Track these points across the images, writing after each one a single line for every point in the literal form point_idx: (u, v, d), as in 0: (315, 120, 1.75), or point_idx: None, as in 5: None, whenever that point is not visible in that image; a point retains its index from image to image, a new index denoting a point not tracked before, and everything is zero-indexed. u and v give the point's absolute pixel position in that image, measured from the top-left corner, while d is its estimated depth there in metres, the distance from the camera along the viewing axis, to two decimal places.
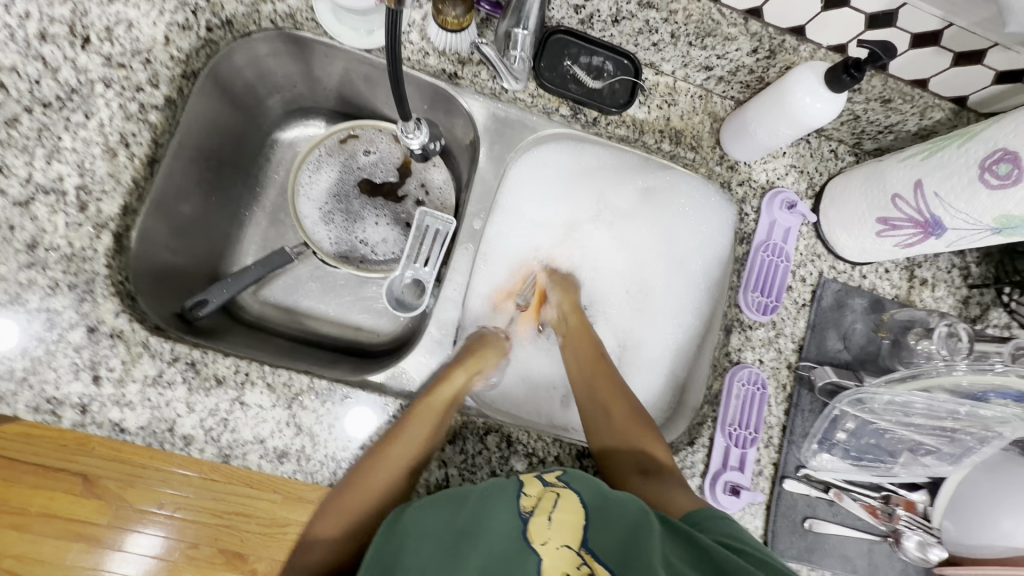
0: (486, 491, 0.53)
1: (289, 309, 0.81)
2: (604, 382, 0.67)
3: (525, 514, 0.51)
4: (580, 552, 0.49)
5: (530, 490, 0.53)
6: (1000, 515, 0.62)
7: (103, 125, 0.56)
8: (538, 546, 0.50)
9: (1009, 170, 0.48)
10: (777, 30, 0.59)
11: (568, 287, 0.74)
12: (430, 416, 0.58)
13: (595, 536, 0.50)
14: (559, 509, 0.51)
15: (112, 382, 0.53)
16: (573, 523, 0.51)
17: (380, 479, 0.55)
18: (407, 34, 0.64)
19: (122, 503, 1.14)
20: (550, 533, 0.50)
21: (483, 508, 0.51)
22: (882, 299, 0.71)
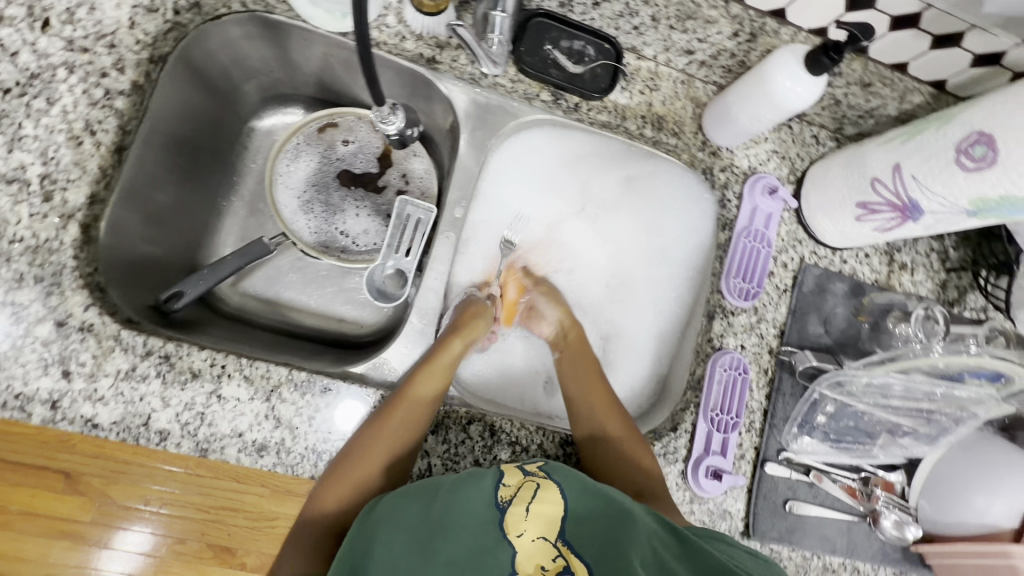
0: (466, 482, 0.53)
1: (270, 301, 0.80)
2: (600, 398, 0.65)
3: (503, 505, 0.51)
4: (557, 544, 0.49)
5: (508, 480, 0.53)
6: (974, 493, 0.63)
7: (67, 112, 0.54)
8: (514, 538, 0.49)
9: (983, 153, 0.48)
10: (757, 12, 0.59)
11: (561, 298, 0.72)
12: (427, 389, 0.59)
13: (573, 528, 0.50)
14: (537, 499, 0.51)
15: (83, 377, 0.52)
16: (550, 515, 0.50)
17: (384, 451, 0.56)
18: (383, 18, 0.62)
19: (107, 500, 1.12)
20: (526, 523, 0.50)
21: (462, 498, 0.51)
22: (862, 284, 0.71)
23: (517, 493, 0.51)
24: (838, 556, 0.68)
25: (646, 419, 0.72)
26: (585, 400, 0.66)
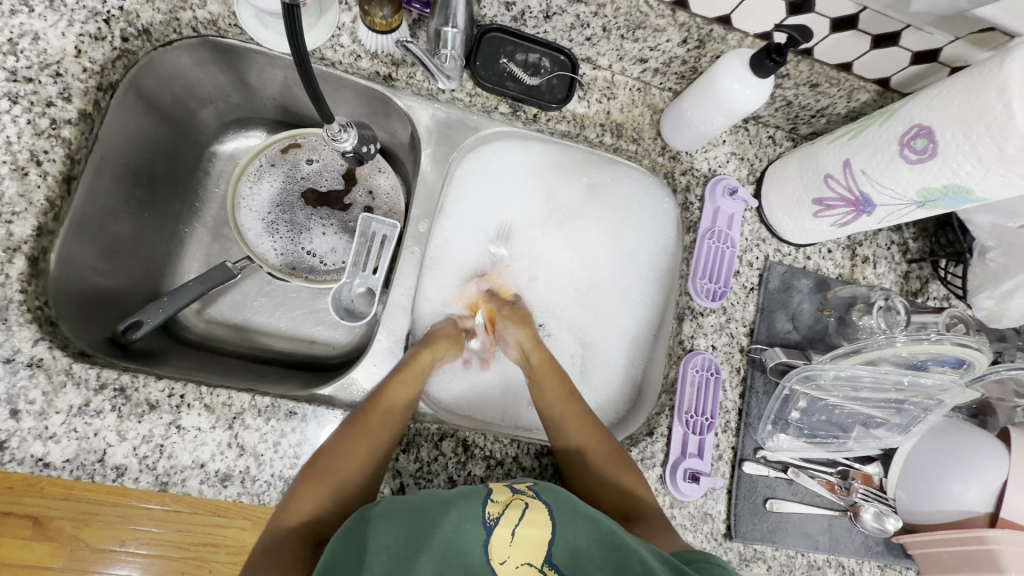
0: (451, 501, 0.52)
1: (238, 327, 0.79)
2: (574, 420, 0.63)
3: (491, 523, 0.51)
4: (542, 566, 0.51)
5: (497, 496, 0.53)
6: (948, 481, 0.63)
7: (11, 143, 0.53)
8: (498, 565, 0.50)
9: (925, 145, 0.50)
10: (704, 19, 0.60)
11: (522, 321, 0.71)
12: (404, 392, 0.60)
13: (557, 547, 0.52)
14: (525, 522, 0.51)
15: (32, 415, 0.50)
16: (536, 536, 0.51)
17: (365, 450, 0.55)
18: (337, 37, 0.62)
19: (79, 544, 1.06)
20: (510, 549, 0.51)
21: (448, 521, 0.50)
22: (826, 279, 0.72)
23: (505, 513, 0.51)
24: (822, 553, 0.68)
25: (625, 424, 0.71)
26: (560, 424, 0.64)
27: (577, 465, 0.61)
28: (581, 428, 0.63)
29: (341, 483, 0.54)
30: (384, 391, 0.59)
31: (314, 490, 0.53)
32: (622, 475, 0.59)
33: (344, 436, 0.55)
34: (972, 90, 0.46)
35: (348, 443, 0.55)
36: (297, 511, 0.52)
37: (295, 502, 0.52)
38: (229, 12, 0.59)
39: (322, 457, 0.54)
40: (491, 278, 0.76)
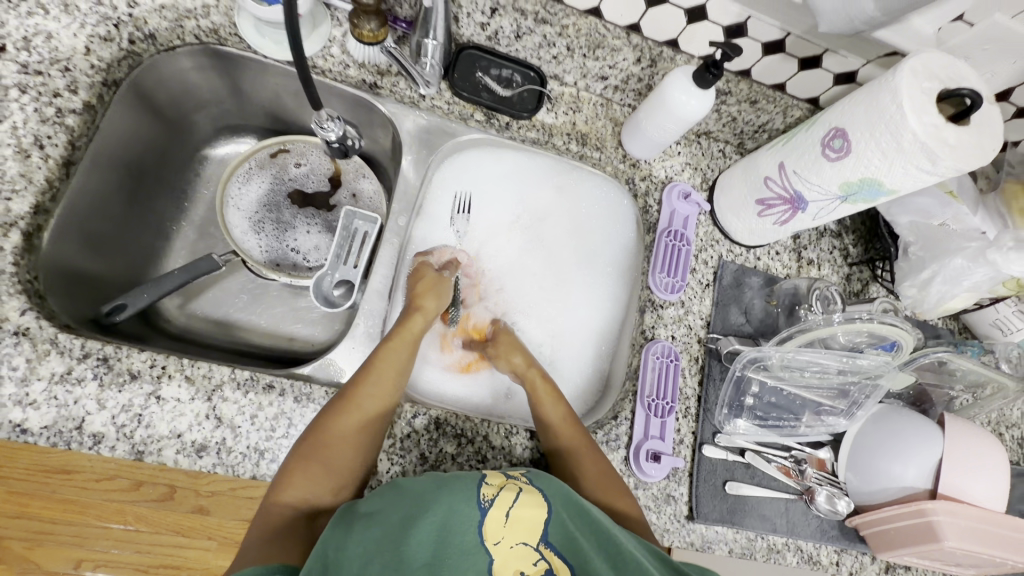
0: (447, 484, 0.53)
1: (218, 322, 0.81)
2: (569, 431, 0.64)
3: (486, 502, 0.53)
4: (539, 548, 0.51)
5: (492, 480, 0.55)
6: (889, 461, 0.68)
7: (17, 128, 0.56)
8: (492, 545, 0.51)
9: (840, 145, 0.57)
10: (655, 42, 0.69)
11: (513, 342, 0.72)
12: (402, 367, 0.62)
13: (554, 531, 0.53)
14: (519, 504, 0.53)
15: (15, 381, 0.52)
16: (531, 520, 0.52)
17: (365, 429, 0.57)
18: (329, 49, 0.69)
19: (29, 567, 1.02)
20: (506, 530, 0.51)
21: (444, 502, 0.52)
22: (774, 277, 0.79)
23: (499, 495, 0.53)
24: (780, 536, 0.71)
25: (593, 412, 0.75)
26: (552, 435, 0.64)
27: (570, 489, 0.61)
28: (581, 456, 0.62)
29: (338, 462, 0.55)
30: (373, 363, 0.61)
31: (311, 468, 0.54)
32: (617, 496, 0.61)
33: (338, 415, 0.56)
34: (873, 98, 0.53)
35: (348, 425, 0.56)
36: (294, 493, 0.53)
37: (290, 481, 0.54)
38: (230, 22, 0.66)
39: (321, 437, 0.55)
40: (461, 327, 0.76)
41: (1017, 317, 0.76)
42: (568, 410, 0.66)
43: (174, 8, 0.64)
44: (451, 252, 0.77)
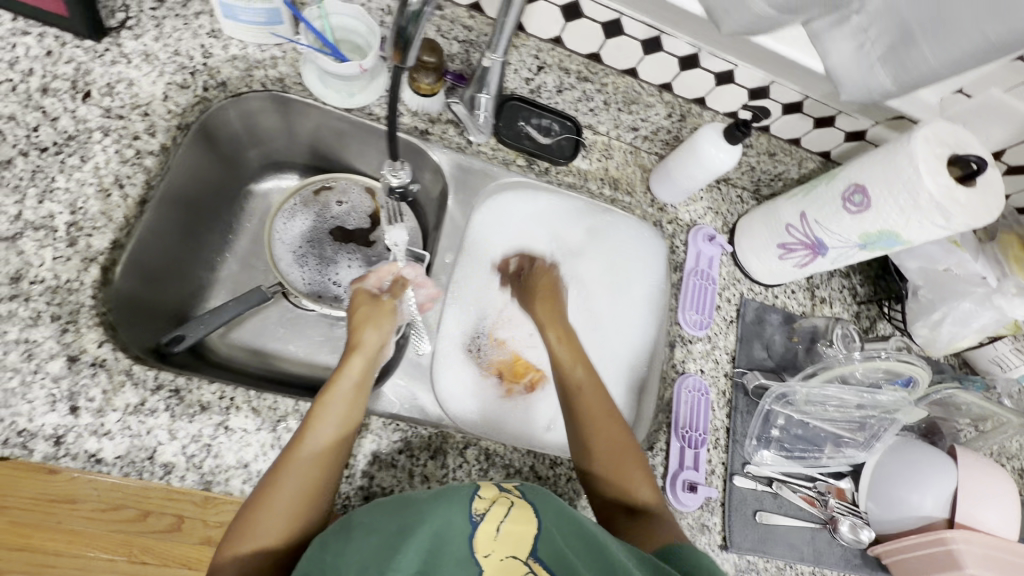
0: (440, 497, 0.53)
1: (256, 351, 0.83)
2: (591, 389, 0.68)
3: (477, 516, 0.52)
4: (529, 562, 0.51)
5: (485, 493, 0.54)
6: (908, 492, 0.72)
7: (99, 168, 0.60)
8: (481, 557, 0.50)
9: (861, 200, 0.63)
10: (685, 99, 0.75)
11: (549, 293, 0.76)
12: (331, 420, 0.57)
13: (543, 545, 0.52)
14: (510, 519, 0.52)
15: (91, 412, 0.53)
16: (520, 534, 0.52)
17: (299, 492, 0.53)
18: (385, 98, 0.73)
19: None
20: (495, 543, 0.51)
21: (436, 512, 0.52)
22: (793, 314, 0.84)
23: (491, 508, 0.53)
24: (807, 564, 0.74)
25: None
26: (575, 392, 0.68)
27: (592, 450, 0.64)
28: (603, 410, 0.66)
29: (271, 532, 0.51)
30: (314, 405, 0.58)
31: (245, 542, 0.51)
32: (636, 469, 0.63)
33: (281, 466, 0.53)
34: (891, 159, 0.60)
35: (276, 490, 0.52)
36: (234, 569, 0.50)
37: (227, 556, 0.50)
38: (296, 72, 0.70)
39: (254, 504, 0.52)
40: (492, 369, 0.78)
41: (1015, 354, 0.81)
42: (591, 368, 0.70)
43: (246, 59, 0.69)
44: (394, 270, 0.72)
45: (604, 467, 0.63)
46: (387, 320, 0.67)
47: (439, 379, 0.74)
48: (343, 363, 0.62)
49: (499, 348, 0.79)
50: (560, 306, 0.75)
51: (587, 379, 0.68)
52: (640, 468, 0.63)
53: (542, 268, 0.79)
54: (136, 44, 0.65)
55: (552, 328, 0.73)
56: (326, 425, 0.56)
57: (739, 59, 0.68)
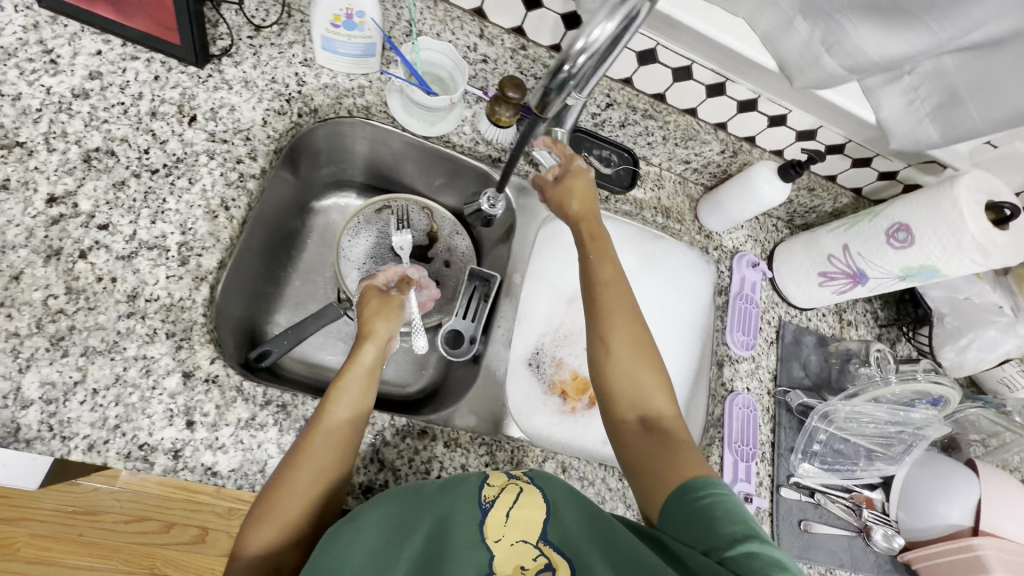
0: (449, 485, 0.56)
1: (312, 363, 0.82)
2: (618, 298, 0.65)
3: (486, 503, 0.55)
4: (538, 545, 0.53)
5: (494, 481, 0.57)
6: (935, 502, 0.79)
7: (206, 191, 0.62)
8: (493, 542, 0.53)
9: (905, 238, 0.70)
10: (737, 137, 0.82)
11: (582, 189, 0.70)
12: (345, 404, 0.58)
13: (553, 527, 0.54)
14: (519, 505, 0.55)
15: (206, 427, 0.56)
16: (528, 521, 0.54)
17: (315, 473, 0.53)
18: (462, 127, 0.78)
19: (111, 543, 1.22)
20: (505, 528, 0.53)
21: (446, 498, 0.55)
22: (825, 336, 0.91)
23: (501, 495, 0.56)
24: (845, 570, 0.80)
25: None
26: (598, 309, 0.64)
27: (612, 352, 0.62)
28: (625, 312, 0.64)
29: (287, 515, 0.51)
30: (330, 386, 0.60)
31: (261, 533, 0.50)
32: (651, 376, 0.62)
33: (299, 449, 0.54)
34: (935, 202, 0.67)
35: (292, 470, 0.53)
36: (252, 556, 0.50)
37: (245, 542, 0.50)
38: (382, 101, 0.74)
39: (271, 491, 0.52)
40: (558, 389, 0.82)
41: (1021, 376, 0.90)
42: (616, 266, 0.67)
43: (337, 87, 0.72)
44: (400, 272, 0.80)
45: (620, 369, 0.61)
46: (395, 311, 0.71)
47: (510, 395, 0.79)
48: (357, 350, 0.64)
49: (561, 368, 0.84)
50: (594, 203, 0.70)
51: (611, 281, 0.66)
52: (656, 377, 0.62)
53: (581, 170, 0.71)
54: (236, 71, 0.67)
55: (581, 221, 0.69)
56: (344, 402, 0.58)
57: (794, 106, 0.75)
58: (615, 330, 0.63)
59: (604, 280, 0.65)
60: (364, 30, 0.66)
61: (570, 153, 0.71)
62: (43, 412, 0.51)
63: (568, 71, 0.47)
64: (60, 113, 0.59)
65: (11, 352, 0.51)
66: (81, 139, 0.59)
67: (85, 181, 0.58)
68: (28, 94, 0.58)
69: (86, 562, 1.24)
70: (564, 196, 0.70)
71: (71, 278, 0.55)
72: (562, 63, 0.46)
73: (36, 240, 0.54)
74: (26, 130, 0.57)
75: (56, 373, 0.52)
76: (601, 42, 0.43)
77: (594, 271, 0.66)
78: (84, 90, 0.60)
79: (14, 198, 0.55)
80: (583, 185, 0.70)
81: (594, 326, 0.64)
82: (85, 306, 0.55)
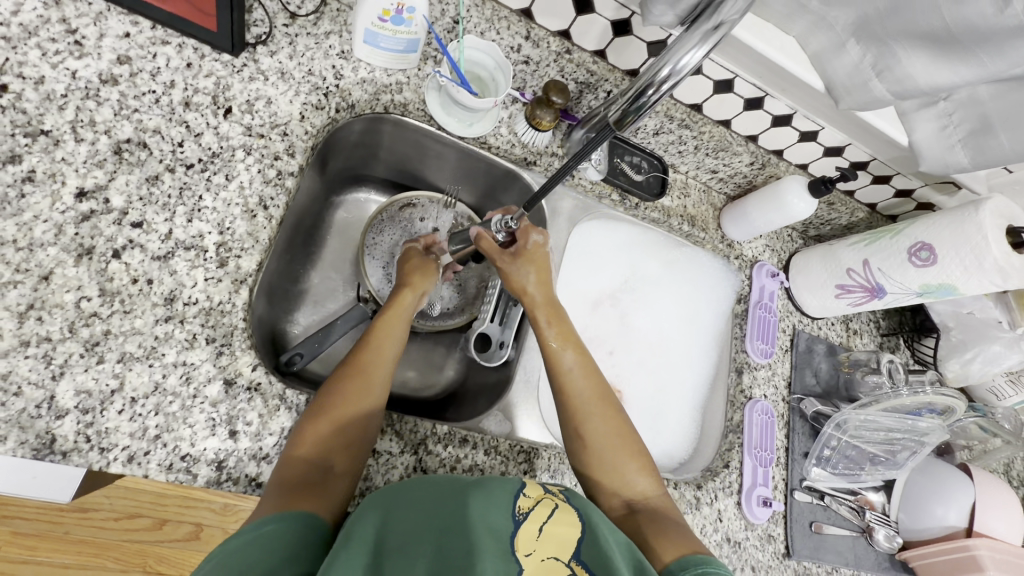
0: (482, 493, 0.49)
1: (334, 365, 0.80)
2: (586, 379, 0.64)
3: (519, 517, 0.47)
4: (570, 564, 0.44)
5: (529, 494, 0.51)
6: (933, 504, 0.84)
7: (244, 188, 0.59)
8: (522, 555, 0.43)
9: (927, 257, 0.73)
10: (765, 150, 0.83)
11: (537, 262, 0.71)
12: (397, 334, 0.66)
13: (587, 548, 0.45)
14: (554, 520, 0.47)
15: (249, 436, 0.54)
16: (563, 537, 0.46)
17: (370, 388, 0.58)
18: (498, 128, 0.76)
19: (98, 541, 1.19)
20: (537, 541, 0.45)
21: (476, 507, 0.48)
22: (835, 345, 0.94)
23: (535, 508, 0.48)
24: (849, 568, 0.83)
25: (695, 459, 0.87)
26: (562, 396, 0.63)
27: (589, 441, 0.61)
28: (597, 395, 0.63)
29: (343, 420, 0.55)
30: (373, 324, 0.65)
31: (314, 442, 0.53)
32: (629, 459, 0.60)
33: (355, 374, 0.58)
34: (959, 225, 0.70)
35: (353, 377, 0.58)
36: (306, 454, 0.52)
37: (303, 440, 0.53)
38: (420, 98, 0.72)
39: (326, 404, 0.55)
40: None
41: (1009, 385, 0.92)
42: (578, 345, 0.67)
43: (375, 82, 0.69)
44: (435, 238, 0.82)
45: (599, 455, 0.60)
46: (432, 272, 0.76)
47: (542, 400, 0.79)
48: (400, 295, 0.71)
49: None
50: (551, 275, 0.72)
51: (578, 363, 0.65)
52: (637, 457, 0.61)
53: (538, 244, 0.72)
54: (272, 61, 0.64)
55: (540, 304, 0.69)
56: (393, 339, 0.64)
57: (828, 123, 0.76)
58: (589, 415, 0.62)
59: (569, 359, 0.65)
60: (411, 26, 0.64)
61: (525, 224, 0.72)
62: (80, 422, 0.48)
63: (651, 95, 0.49)
64: (87, 99, 0.54)
65: (43, 358, 0.48)
66: (110, 128, 0.55)
67: (117, 174, 0.54)
68: (52, 77, 0.54)
69: (73, 560, 1.20)
70: (521, 273, 0.70)
71: (105, 278, 0.52)
72: (646, 87, 0.48)
73: (65, 238, 0.51)
74: (51, 117, 0.53)
75: (92, 381, 0.49)
76: (691, 65, 0.46)
77: (560, 356, 0.65)
78: (112, 76, 0.56)
79: (41, 191, 0.51)
80: (541, 262, 0.72)
81: (567, 415, 0.62)
82: (120, 310, 0.52)
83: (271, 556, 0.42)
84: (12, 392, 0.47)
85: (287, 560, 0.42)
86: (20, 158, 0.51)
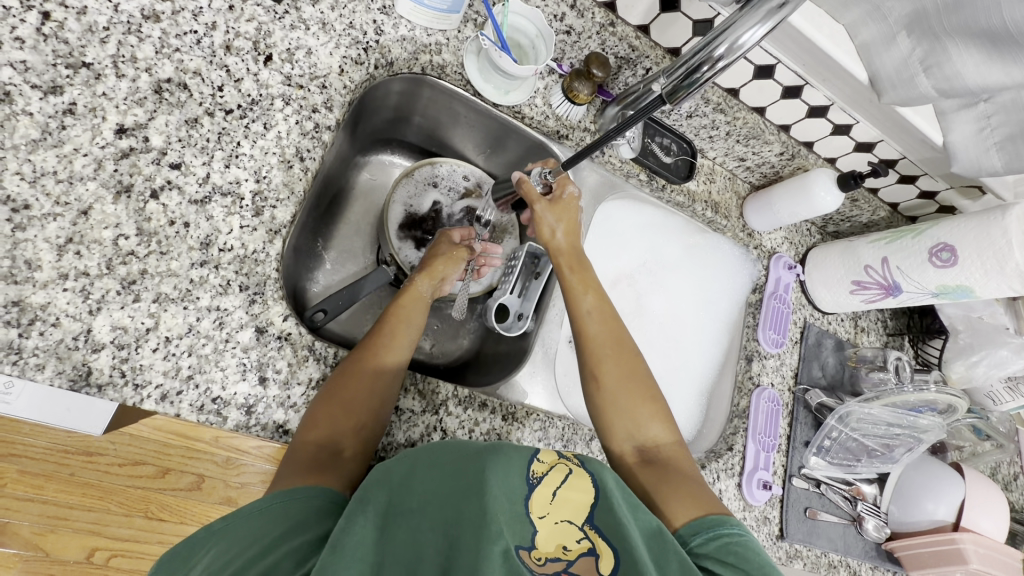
0: (498, 450, 0.47)
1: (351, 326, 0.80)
2: (611, 330, 0.65)
3: (536, 480, 0.46)
4: (584, 528, 0.43)
5: (544, 457, 0.48)
6: (923, 499, 0.86)
7: (281, 138, 0.59)
8: (537, 518, 0.43)
9: (947, 258, 0.74)
10: (796, 141, 0.83)
11: (569, 214, 0.71)
12: (412, 318, 0.66)
13: (602, 513, 0.44)
14: (569, 485, 0.45)
15: (278, 384, 0.55)
16: (579, 500, 0.45)
17: (388, 369, 0.59)
18: (534, 99, 0.75)
19: None
20: (552, 505, 0.44)
21: (492, 466, 0.45)
22: (843, 341, 0.96)
23: (551, 472, 0.46)
24: (838, 554, 0.86)
25: (697, 443, 0.89)
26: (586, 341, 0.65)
27: (605, 385, 0.62)
28: (616, 341, 0.65)
29: (357, 404, 0.55)
30: (387, 313, 0.66)
31: (318, 432, 0.52)
32: (647, 410, 0.61)
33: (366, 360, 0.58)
34: (984, 229, 0.71)
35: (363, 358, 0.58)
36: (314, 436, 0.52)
37: (314, 422, 0.53)
38: (458, 62, 0.71)
39: (335, 392, 0.54)
40: None
41: (1006, 391, 0.91)
42: (603, 298, 0.68)
43: (415, 41, 0.68)
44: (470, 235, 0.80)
45: (613, 403, 0.61)
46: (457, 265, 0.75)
47: (558, 372, 0.82)
48: (413, 282, 0.71)
49: None
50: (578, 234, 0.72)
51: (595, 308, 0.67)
52: (653, 405, 0.61)
53: (571, 196, 0.71)
54: (314, 10, 0.63)
55: (563, 253, 0.70)
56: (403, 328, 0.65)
57: (864, 118, 0.76)
58: (609, 364, 0.63)
59: (599, 309, 0.67)
60: None
61: (563, 176, 0.71)
62: (116, 357, 0.49)
63: (704, 72, 0.50)
64: (130, 34, 0.54)
65: (81, 292, 0.48)
66: (151, 66, 0.54)
67: (157, 114, 0.54)
68: (95, 9, 0.52)
69: None
70: (548, 223, 0.70)
71: (142, 218, 0.52)
72: (700, 64, 0.49)
73: (105, 173, 0.51)
74: (92, 50, 0.52)
75: (127, 318, 0.50)
76: (750, 45, 0.47)
77: (581, 300, 0.67)
78: (154, 12, 0.55)
79: (82, 125, 0.51)
80: (571, 215, 0.71)
81: (585, 357, 0.64)
82: (157, 250, 0.52)
83: (269, 531, 0.42)
84: (50, 323, 0.47)
85: (292, 529, 0.43)
86: (61, 89, 0.50)
